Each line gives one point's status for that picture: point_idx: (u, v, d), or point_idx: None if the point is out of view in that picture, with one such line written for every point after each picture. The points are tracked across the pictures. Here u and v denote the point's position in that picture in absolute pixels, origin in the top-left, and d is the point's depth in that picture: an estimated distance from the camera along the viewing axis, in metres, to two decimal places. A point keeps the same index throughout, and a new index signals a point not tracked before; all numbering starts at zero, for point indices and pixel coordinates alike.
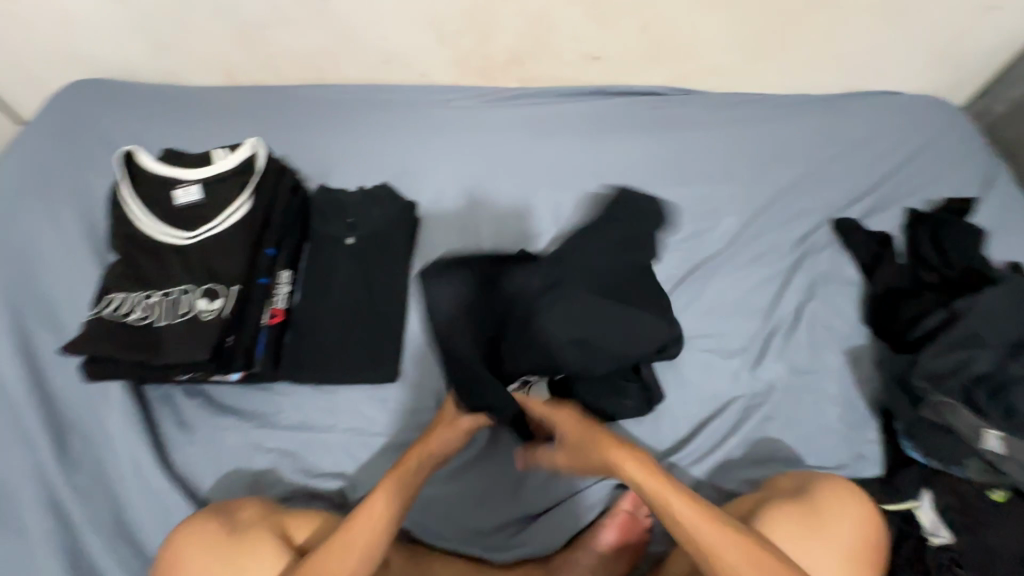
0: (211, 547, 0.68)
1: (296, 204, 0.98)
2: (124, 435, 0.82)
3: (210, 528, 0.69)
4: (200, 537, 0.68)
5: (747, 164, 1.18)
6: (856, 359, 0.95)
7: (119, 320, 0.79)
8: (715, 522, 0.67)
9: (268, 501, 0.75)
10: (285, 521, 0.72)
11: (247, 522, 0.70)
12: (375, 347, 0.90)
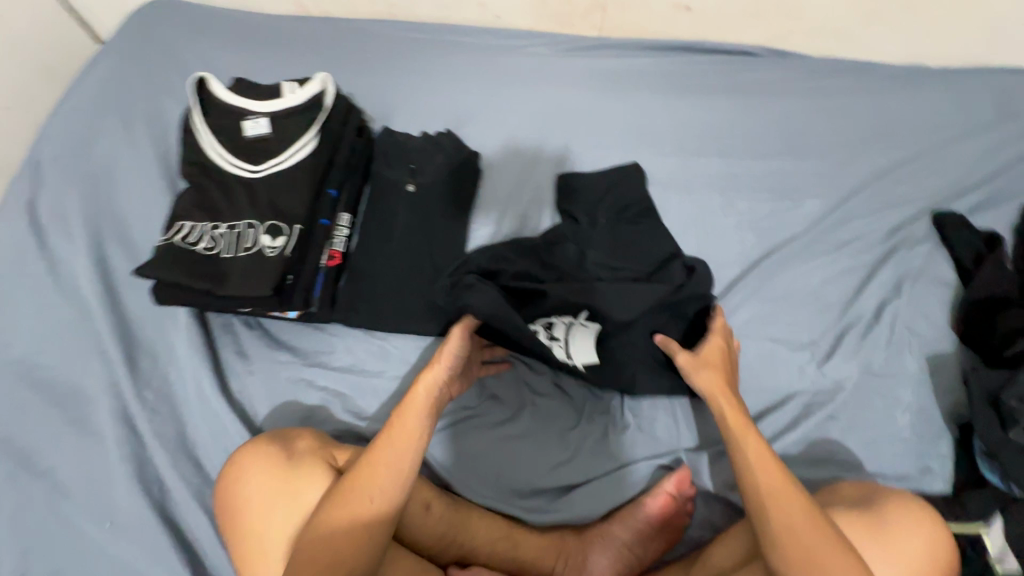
0: (269, 467, 0.70)
1: (361, 146, 0.96)
2: (188, 359, 0.86)
3: (268, 452, 0.71)
4: (258, 460, 0.70)
5: (842, 141, 1.07)
6: (938, 367, 0.88)
7: (187, 248, 0.81)
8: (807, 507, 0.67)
9: (321, 433, 0.77)
10: (338, 455, 0.74)
11: (303, 451, 0.72)
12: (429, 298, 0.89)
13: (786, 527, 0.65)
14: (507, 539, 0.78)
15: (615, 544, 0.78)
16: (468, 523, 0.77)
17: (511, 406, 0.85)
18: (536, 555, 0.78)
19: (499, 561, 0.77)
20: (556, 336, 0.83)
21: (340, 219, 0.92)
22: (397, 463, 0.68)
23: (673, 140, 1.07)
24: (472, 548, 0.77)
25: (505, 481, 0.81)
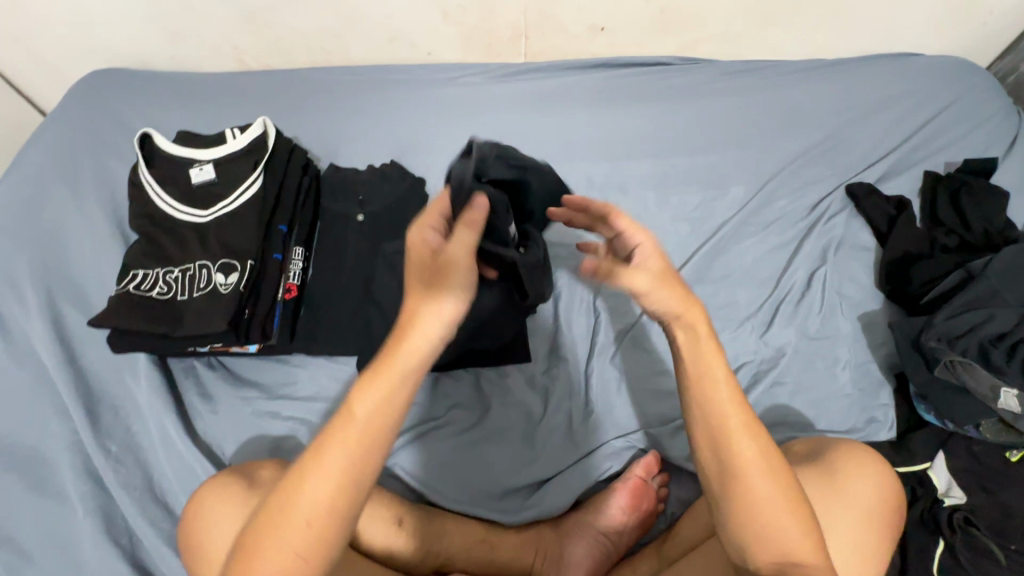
0: (232, 500, 0.70)
1: (308, 183, 1.00)
2: (152, 405, 0.86)
3: (228, 484, 0.72)
4: (218, 493, 0.71)
5: (758, 132, 1.16)
6: (869, 324, 0.94)
7: (142, 294, 0.83)
8: (796, 498, 0.60)
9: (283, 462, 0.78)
10: None
11: (264, 479, 0.73)
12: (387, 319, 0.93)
13: (759, 512, 0.60)
14: (483, 544, 0.79)
15: (591, 532, 0.80)
16: (442, 533, 0.78)
17: (474, 411, 0.88)
18: (512, 556, 0.79)
19: (476, 567, 0.78)
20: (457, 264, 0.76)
21: (293, 253, 0.95)
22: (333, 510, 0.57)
23: (604, 148, 1.15)
24: (448, 557, 0.78)
25: (477, 486, 0.83)
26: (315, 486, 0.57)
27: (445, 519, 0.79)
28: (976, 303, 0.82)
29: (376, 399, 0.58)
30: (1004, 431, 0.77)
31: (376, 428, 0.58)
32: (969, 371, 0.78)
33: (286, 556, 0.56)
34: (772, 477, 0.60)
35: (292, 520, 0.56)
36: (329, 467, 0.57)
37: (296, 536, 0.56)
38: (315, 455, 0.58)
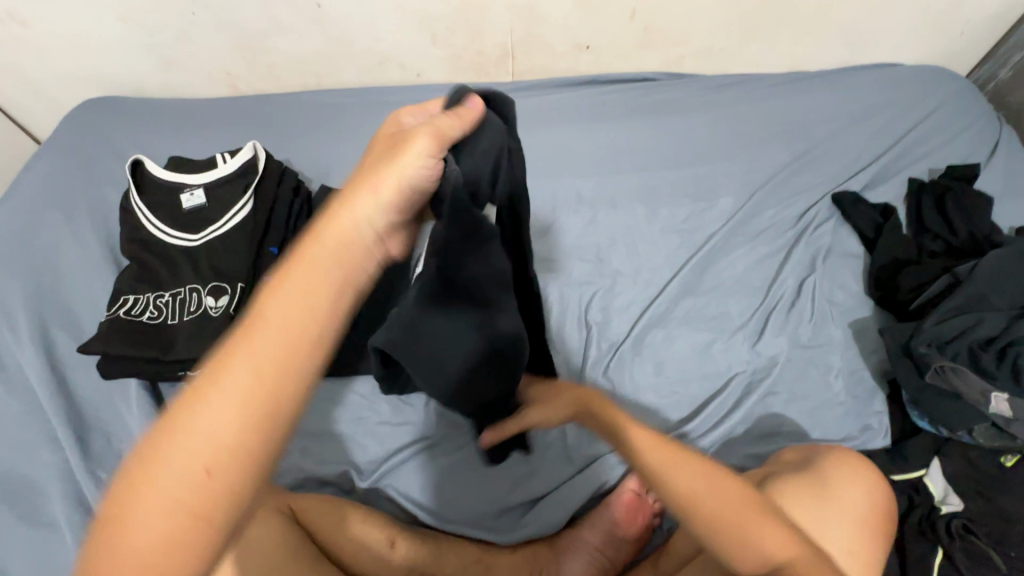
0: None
1: (300, 203, 0.98)
2: (142, 430, 0.86)
3: None
4: None
5: (743, 144, 1.18)
6: (860, 331, 0.94)
7: (132, 319, 0.83)
8: (755, 500, 0.62)
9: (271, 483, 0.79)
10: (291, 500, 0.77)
11: None
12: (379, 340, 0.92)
13: (732, 534, 0.59)
14: (479, 565, 0.78)
15: (586, 547, 0.79)
16: (436, 554, 0.77)
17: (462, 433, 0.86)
18: None
19: None
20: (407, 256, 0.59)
21: None
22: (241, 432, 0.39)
23: (592, 163, 1.16)
24: None
25: (470, 507, 0.82)
26: (236, 384, 0.39)
27: (439, 541, 0.79)
28: (963, 308, 0.82)
29: (293, 293, 0.42)
30: (998, 436, 0.76)
31: (300, 317, 0.42)
32: (959, 375, 0.78)
33: (183, 488, 0.37)
34: (734, 502, 0.61)
35: (192, 434, 0.38)
36: (235, 373, 0.40)
37: (183, 478, 0.37)
38: (238, 345, 0.41)
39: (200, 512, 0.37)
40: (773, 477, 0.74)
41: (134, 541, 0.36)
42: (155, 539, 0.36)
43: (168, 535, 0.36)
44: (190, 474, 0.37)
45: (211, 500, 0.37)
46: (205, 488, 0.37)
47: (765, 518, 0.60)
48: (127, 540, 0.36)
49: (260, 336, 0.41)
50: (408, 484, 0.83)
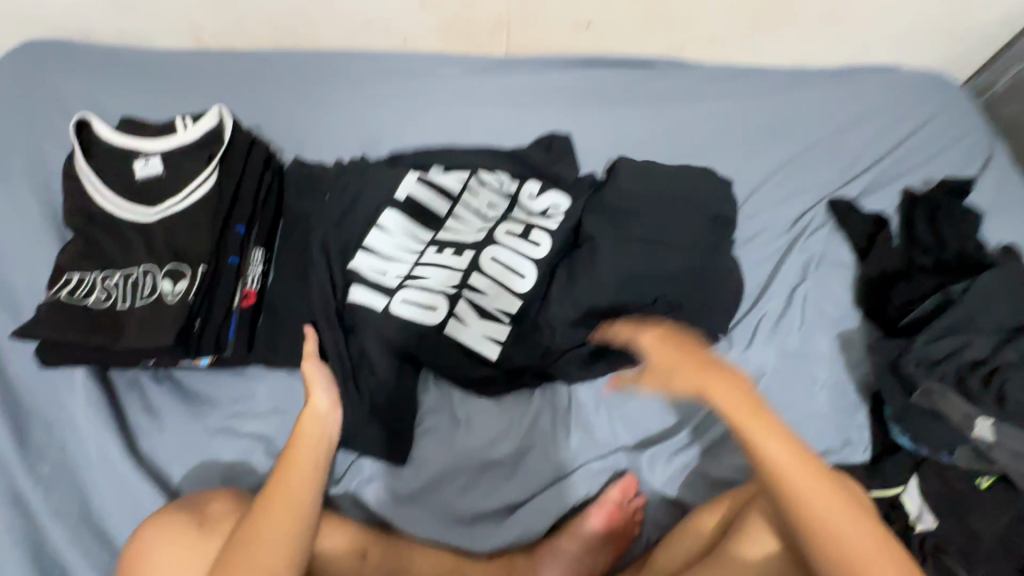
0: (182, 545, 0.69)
1: (269, 180, 0.95)
2: (88, 422, 0.78)
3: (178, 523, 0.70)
4: (170, 528, 0.70)
5: (742, 140, 1.14)
6: (847, 343, 0.94)
7: (77, 301, 0.74)
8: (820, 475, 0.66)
9: (239, 491, 0.77)
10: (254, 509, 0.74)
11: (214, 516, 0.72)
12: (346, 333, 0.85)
13: (812, 515, 0.64)
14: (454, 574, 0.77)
15: (564, 559, 0.78)
16: (410, 562, 0.76)
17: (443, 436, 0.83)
18: None
19: None
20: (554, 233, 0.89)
21: (252, 256, 0.88)
22: (289, 518, 0.69)
23: (584, 154, 1.12)
24: None
25: (446, 514, 0.80)
26: (269, 539, 0.68)
27: (412, 549, 0.77)
28: (952, 329, 0.82)
29: (303, 452, 0.74)
30: (978, 458, 0.77)
31: (314, 456, 0.74)
32: (945, 397, 0.78)
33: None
34: (811, 476, 0.66)
35: (262, 542, 0.67)
36: (267, 512, 0.69)
37: (260, 571, 0.66)
38: (274, 489, 0.71)
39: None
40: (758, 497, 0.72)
41: None
42: None
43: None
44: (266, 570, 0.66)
45: (276, 570, 0.67)
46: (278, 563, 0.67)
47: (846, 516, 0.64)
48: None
49: (294, 471, 0.72)
50: (380, 491, 0.81)
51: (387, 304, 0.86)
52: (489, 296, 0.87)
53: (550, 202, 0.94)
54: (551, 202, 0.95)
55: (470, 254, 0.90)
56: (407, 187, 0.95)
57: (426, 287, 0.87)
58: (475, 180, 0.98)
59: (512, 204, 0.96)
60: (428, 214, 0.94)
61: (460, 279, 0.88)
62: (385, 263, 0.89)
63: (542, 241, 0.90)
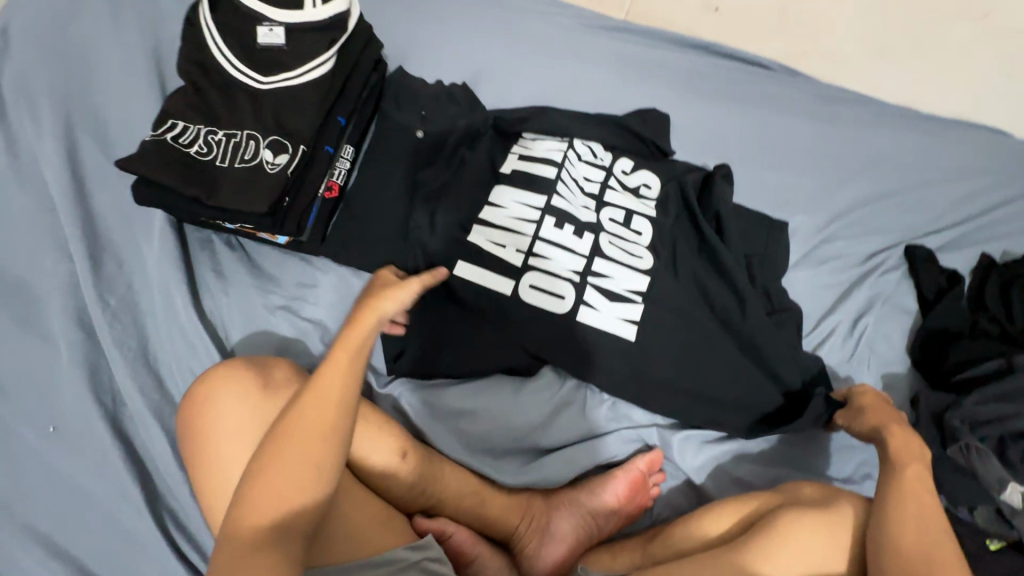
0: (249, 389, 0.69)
1: (374, 81, 0.96)
2: (161, 268, 0.80)
3: (244, 374, 0.69)
4: (232, 378, 0.69)
5: (837, 164, 1.12)
6: (889, 385, 0.95)
7: (179, 148, 0.75)
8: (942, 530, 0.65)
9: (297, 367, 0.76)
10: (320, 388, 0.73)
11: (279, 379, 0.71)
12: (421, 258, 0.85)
13: (925, 545, 0.63)
14: (476, 497, 0.79)
15: (580, 509, 0.80)
16: (439, 478, 0.78)
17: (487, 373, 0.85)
18: (501, 514, 0.79)
19: (464, 515, 0.78)
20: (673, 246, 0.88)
21: (342, 151, 0.90)
22: (335, 410, 0.62)
23: (678, 139, 1.11)
24: (440, 501, 0.78)
25: (474, 438, 0.82)
26: (308, 429, 0.60)
27: (444, 464, 0.79)
28: (1008, 396, 0.82)
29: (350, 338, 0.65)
30: (997, 521, 0.77)
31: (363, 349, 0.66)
32: (982, 457, 0.78)
33: (291, 479, 0.58)
34: (932, 519, 0.65)
35: (308, 424, 0.61)
36: (313, 405, 0.62)
37: (296, 460, 0.59)
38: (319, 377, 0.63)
39: (302, 493, 0.58)
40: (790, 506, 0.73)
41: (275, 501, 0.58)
42: (287, 482, 0.58)
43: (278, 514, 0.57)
44: (298, 462, 0.59)
45: (312, 468, 0.59)
46: (317, 457, 0.60)
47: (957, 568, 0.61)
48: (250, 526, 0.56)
49: (337, 355, 0.64)
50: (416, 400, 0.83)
51: (516, 288, 0.83)
52: (618, 278, 0.84)
53: (642, 180, 0.93)
54: (641, 182, 0.93)
55: (590, 239, 0.86)
56: (511, 164, 0.91)
57: (552, 271, 0.84)
58: (572, 152, 0.92)
59: (609, 178, 0.92)
60: (532, 185, 0.89)
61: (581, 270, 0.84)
62: (502, 235, 0.86)
63: (643, 230, 0.88)
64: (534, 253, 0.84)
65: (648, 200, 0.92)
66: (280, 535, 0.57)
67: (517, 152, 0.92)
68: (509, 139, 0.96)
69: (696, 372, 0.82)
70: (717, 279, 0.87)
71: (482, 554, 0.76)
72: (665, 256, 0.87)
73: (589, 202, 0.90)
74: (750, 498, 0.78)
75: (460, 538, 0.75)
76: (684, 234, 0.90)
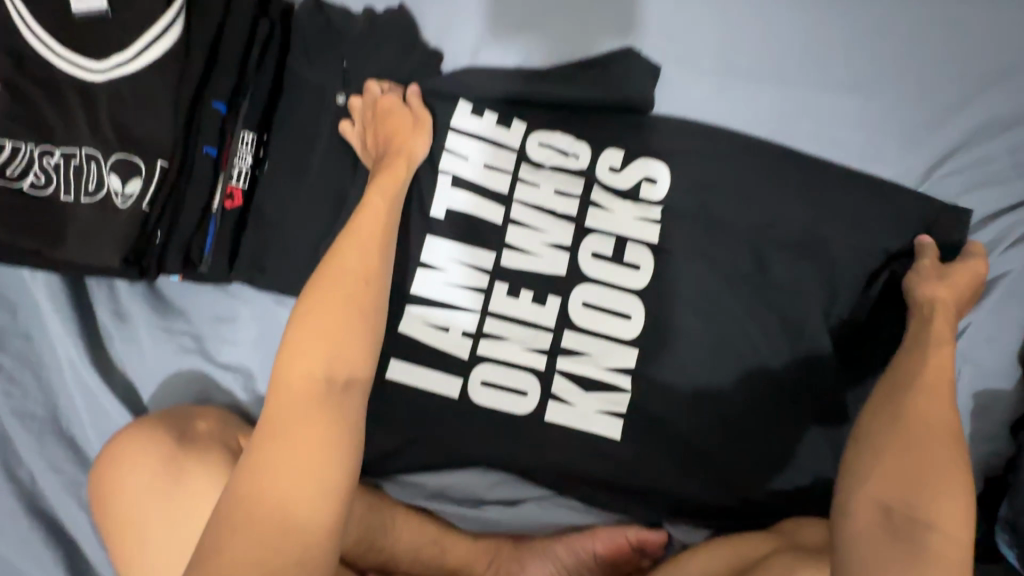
0: (155, 458, 0.61)
1: (272, 31, 0.69)
2: (55, 318, 0.69)
3: (156, 438, 0.62)
4: (141, 443, 0.62)
5: (960, 74, 0.75)
6: (985, 407, 0.71)
7: (7, 184, 0.58)
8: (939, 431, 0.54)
9: (225, 411, 0.69)
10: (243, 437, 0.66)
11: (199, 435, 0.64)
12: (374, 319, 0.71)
13: (911, 442, 0.54)
14: (434, 547, 0.72)
15: (553, 566, 0.70)
16: (388, 534, 0.70)
17: (441, 429, 0.69)
18: (463, 563, 0.71)
19: (419, 571, 0.71)
20: (687, 289, 0.71)
21: (240, 141, 0.68)
22: (368, 256, 0.59)
23: (711, 59, 0.77)
24: (391, 555, 0.71)
25: (433, 488, 0.73)
26: (338, 277, 0.57)
27: (395, 516, 0.71)
28: None
29: (385, 188, 0.64)
30: None
31: (388, 232, 0.62)
32: None
33: (304, 365, 0.53)
34: (935, 420, 0.55)
35: (335, 292, 0.56)
36: (339, 268, 0.58)
37: (311, 352, 0.53)
38: (355, 219, 0.61)
39: (347, 359, 0.54)
40: (781, 553, 0.62)
41: (289, 398, 0.52)
42: (308, 362, 0.53)
43: (324, 380, 0.52)
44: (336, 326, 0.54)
45: (354, 334, 0.55)
46: (320, 365, 0.53)
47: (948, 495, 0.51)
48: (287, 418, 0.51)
49: (359, 222, 0.61)
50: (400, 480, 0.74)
51: (465, 388, 0.69)
52: (596, 356, 0.70)
53: (638, 176, 0.73)
54: (640, 176, 0.74)
55: (556, 302, 0.72)
56: (444, 200, 0.72)
57: (509, 361, 0.70)
58: (528, 163, 0.74)
59: (590, 187, 0.74)
60: (480, 242, 0.72)
61: (552, 339, 0.71)
62: (444, 314, 0.71)
63: (642, 259, 0.72)
64: (484, 335, 0.71)
65: (649, 206, 0.73)
66: (314, 421, 0.51)
67: (451, 178, 0.73)
68: (432, 163, 0.73)
69: (703, 460, 0.70)
70: (740, 324, 0.71)
71: None
72: (673, 300, 0.71)
73: (565, 228, 0.73)
74: (743, 544, 0.66)
75: None
76: (704, 269, 0.72)
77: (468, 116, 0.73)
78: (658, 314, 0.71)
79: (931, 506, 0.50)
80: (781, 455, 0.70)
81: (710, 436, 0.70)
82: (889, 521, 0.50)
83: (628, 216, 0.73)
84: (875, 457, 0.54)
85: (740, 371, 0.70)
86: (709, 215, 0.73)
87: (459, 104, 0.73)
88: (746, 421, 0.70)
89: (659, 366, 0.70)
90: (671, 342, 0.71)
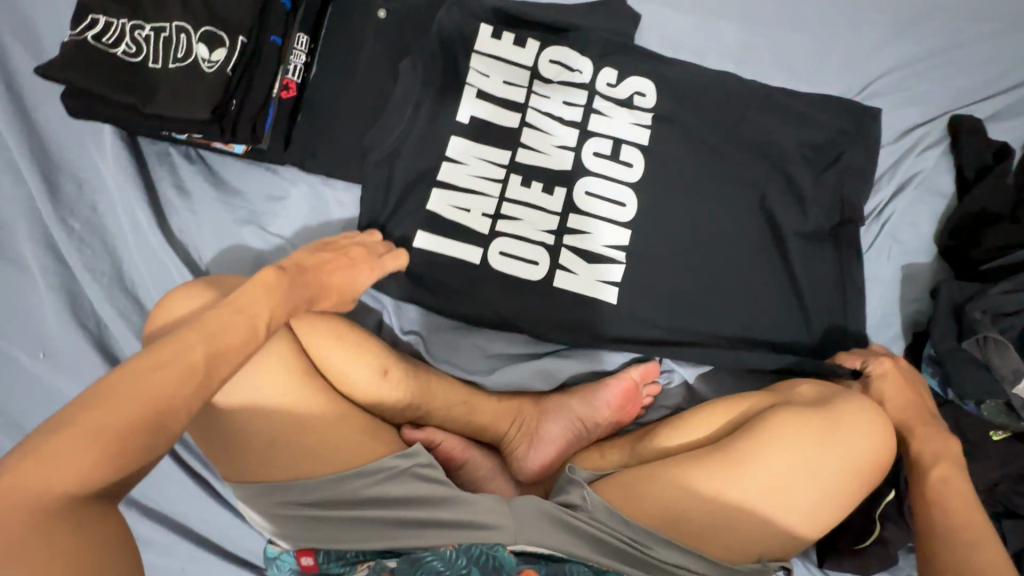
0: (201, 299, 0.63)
1: None
2: (121, 188, 0.76)
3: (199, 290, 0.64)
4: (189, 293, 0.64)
5: (882, 17, 0.94)
6: (910, 277, 0.88)
7: (103, 49, 0.66)
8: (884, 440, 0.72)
9: None
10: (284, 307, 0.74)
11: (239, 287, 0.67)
12: (408, 198, 0.80)
13: (863, 448, 0.71)
14: (464, 406, 0.81)
15: (571, 417, 0.81)
16: (425, 390, 0.79)
17: (468, 290, 0.81)
18: (489, 420, 0.82)
19: (450, 425, 0.81)
20: (677, 177, 0.85)
21: (296, 40, 0.78)
22: (236, 335, 0.51)
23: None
24: (425, 412, 0.80)
25: (464, 352, 0.83)
26: (222, 336, 0.50)
27: (429, 376, 0.80)
28: None
29: (260, 285, 0.57)
30: (1006, 414, 0.74)
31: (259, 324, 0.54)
32: (1001, 351, 0.74)
33: (148, 383, 0.44)
34: (872, 426, 0.72)
35: (200, 349, 0.48)
36: (216, 336, 0.49)
37: (151, 377, 0.44)
38: (242, 296, 0.55)
39: (166, 414, 0.44)
40: (782, 407, 0.74)
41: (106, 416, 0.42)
42: (148, 383, 0.44)
43: (208, 359, 0.47)
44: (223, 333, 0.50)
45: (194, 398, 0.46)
46: (159, 384, 0.44)
47: (879, 456, 0.72)
48: (146, 385, 0.44)
49: (241, 306, 0.54)
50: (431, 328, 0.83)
51: (484, 255, 0.81)
52: (597, 234, 0.82)
53: (633, 89, 0.86)
54: (632, 91, 0.86)
55: (563, 193, 0.83)
56: (468, 109, 0.82)
57: (523, 236, 0.81)
58: (538, 83, 0.85)
59: (592, 99, 0.86)
60: (497, 138, 0.83)
61: (558, 220, 0.82)
62: (467, 197, 0.81)
63: (634, 160, 0.85)
64: (502, 216, 0.81)
65: (642, 114, 0.86)
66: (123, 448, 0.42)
67: (476, 88, 0.83)
68: (460, 80, 0.83)
69: (690, 317, 0.83)
70: (720, 206, 0.85)
71: (472, 458, 0.79)
72: (664, 186, 0.85)
73: (572, 131, 0.84)
74: (741, 400, 0.79)
75: (448, 445, 0.78)
76: (690, 160, 0.85)
77: (489, 39, 0.85)
78: (653, 196, 0.84)
79: (863, 462, 0.71)
80: (757, 315, 0.83)
81: (695, 301, 0.83)
82: (853, 475, 0.71)
83: (626, 121, 0.85)
84: (854, 431, 0.71)
85: (721, 245, 0.84)
86: (694, 116, 0.87)
87: (481, 29, 0.84)
88: (726, 286, 0.83)
89: (654, 240, 0.83)
90: (664, 220, 0.84)
